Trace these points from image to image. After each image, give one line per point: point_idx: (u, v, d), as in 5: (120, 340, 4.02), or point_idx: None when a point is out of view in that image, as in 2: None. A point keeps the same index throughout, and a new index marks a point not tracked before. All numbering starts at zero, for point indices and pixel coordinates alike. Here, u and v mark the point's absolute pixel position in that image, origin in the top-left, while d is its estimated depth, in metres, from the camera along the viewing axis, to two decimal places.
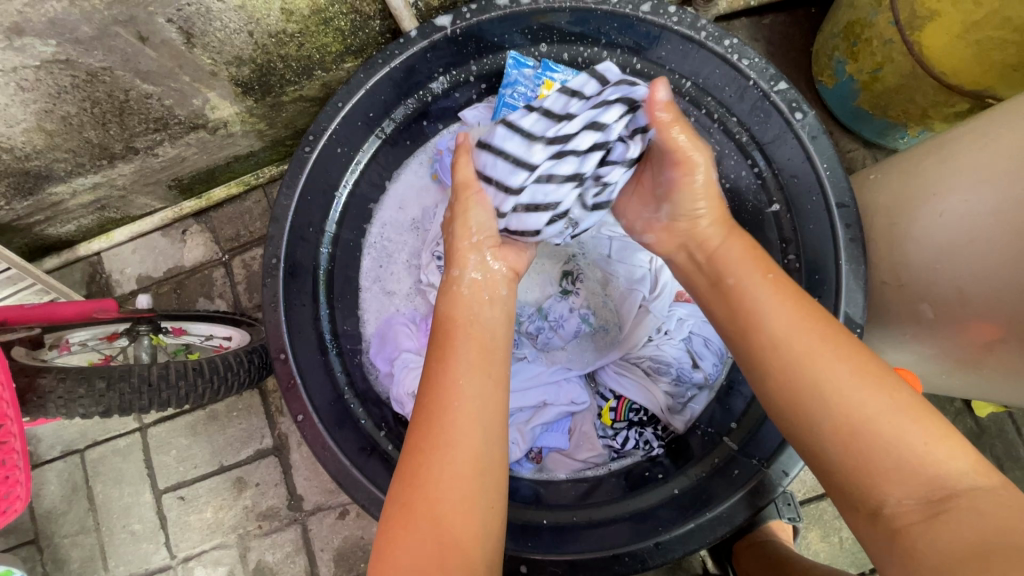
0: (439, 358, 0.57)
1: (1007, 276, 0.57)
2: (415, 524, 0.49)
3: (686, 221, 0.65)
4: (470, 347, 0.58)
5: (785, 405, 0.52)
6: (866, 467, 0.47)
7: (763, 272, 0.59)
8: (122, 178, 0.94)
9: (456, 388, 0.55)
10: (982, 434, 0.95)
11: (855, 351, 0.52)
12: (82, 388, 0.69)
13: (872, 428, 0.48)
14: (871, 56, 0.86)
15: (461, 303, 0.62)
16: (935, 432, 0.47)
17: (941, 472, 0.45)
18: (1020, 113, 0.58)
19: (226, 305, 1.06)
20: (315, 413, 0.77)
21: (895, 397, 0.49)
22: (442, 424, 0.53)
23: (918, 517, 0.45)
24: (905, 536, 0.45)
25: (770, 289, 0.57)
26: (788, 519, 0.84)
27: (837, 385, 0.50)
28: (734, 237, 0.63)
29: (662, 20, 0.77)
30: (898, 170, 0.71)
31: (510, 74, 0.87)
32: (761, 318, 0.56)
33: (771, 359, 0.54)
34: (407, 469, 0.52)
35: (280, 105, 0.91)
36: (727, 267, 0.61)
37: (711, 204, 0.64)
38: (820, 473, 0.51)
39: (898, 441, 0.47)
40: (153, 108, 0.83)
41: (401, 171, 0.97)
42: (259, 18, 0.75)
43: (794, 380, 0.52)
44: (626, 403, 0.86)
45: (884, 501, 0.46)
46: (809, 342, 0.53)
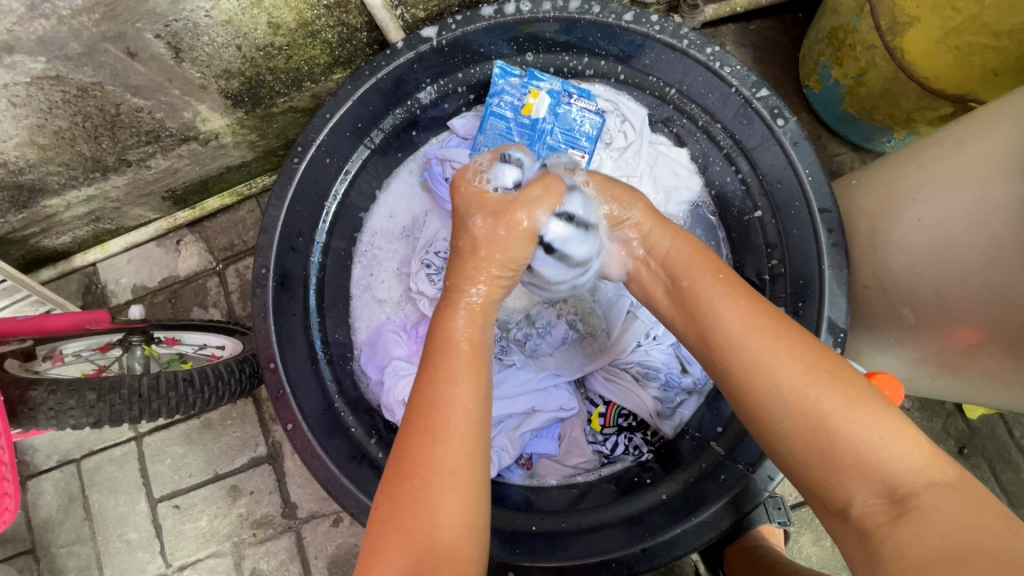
0: (438, 370, 0.55)
1: (982, 277, 0.57)
2: (406, 540, 0.49)
3: (630, 226, 0.66)
4: (470, 359, 0.56)
5: (746, 404, 0.53)
6: (831, 466, 0.48)
7: (715, 274, 0.59)
8: (116, 190, 0.95)
9: (459, 406, 0.53)
10: (974, 436, 0.95)
11: (807, 350, 0.52)
12: (72, 400, 0.70)
13: (829, 427, 0.48)
14: (855, 61, 0.87)
15: (465, 316, 0.59)
16: (893, 426, 0.48)
17: (900, 469, 0.46)
18: (991, 118, 0.59)
19: (220, 315, 1.07)
20: (304, 422, 0.77)
21: (849, 392, 0.49)
22: (440, 441, 0.51)
23: (884, 518, 0.45)
24: (874, 536, 0.45)
25: (721, 291, 0.58)
26: (778, 522, 0.84)
27: (796, 384, 0.50)
28: (680, 240, 0.63)
29: (644, 29, 0.77)
30: (877, 177, 0.72)
31: (497, 84, 0.88)
32: (717, 322, 0.56)
33: (732, 363, 0.54)
34: (401, 485, 0.51)
35: (270, 117, 0.92)
36: (681, 273, 0.61)
37: (638, 206, 0.66)
38: (789, 471, 0.52)
39: (856, 438, 0.47)
40: (145, 122, 0.84)
41: (391, 179, 0.98)
42: (247, 32, 0.76)
43: (752, 382, 0.52)
44: (614, 409, 0.87)
45: (849, 501, 0.47)
46: (764, 342, 0.53)
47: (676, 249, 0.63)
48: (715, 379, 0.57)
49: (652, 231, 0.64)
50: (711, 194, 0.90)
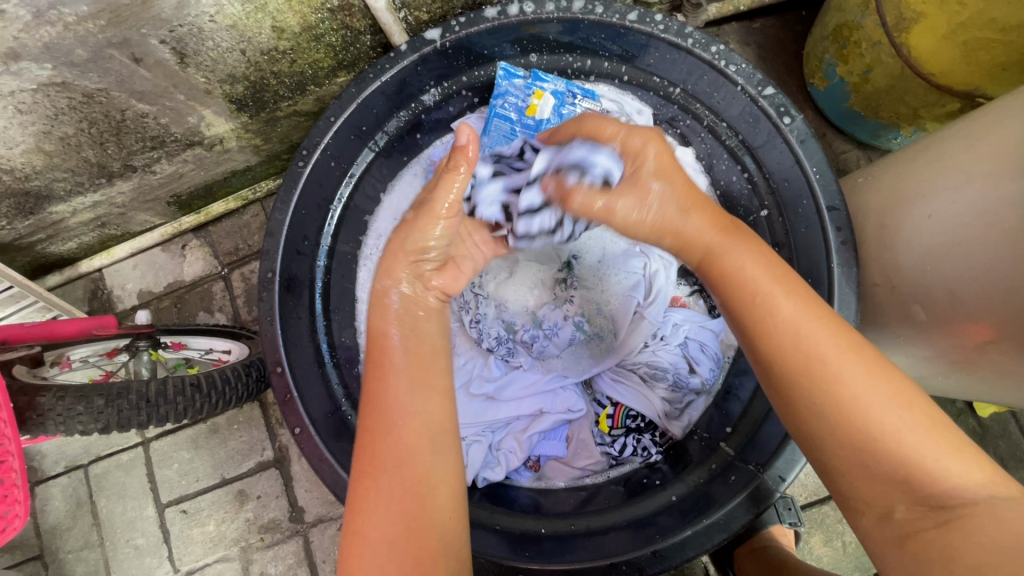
0: (371, 375, 0.57)
1: (998, 276, 0.57)
2: (370, 539, 0.49)
3: (671, 232, 0.59)
4: (397, 355, 0.57)
5: (823, 438, 0.49)
6: (874, 476, 0.47)
7: (770, 275, 0.54)
8: (122, 196, 0.96)
9: (389, 401, 0.54)
10: (986, 435, 0.95)
11: (885, 375, 0.48)
12: (81, 406, 0.70)
13: (909, 457, 0.46)
14: (861, 58, 0.87)
15: (396, 318, 0.60)
16: (944, 438, 0.46)
17: (962, 486, 0.44)
18: (1002, 114, 0.59)
19: (226, 319, 1.07)
20: (312, 426, 0.77)
21: (924, 417, 0.47)
22: (384, 438, 0.53)
23: (928, 524, 0.44)
24: (915, 540, 0.45)
25: (790, 312, 0.51)
26: (789, 523, 0.84)
27: (857, 398, 0.47)
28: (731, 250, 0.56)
29: (648, 28, 0.77)
30: (888, 172, 0.71)
31: (501, 85, 0.88)
32: (788, 349, 0.50)
33: (806, 398, 0.50)
34: (358, 487, 0.52)
35: (275, 120, 0.93)
36: (728, 269, 0.55)
37: (673, 190, 0.58)
38: (826, 474, 0.51)
39: (910, 454, 0.46)
40: (150, 127, 0.84)
41: (395, 182, 0.96)
42: (251, 36, 0.76)
43: (832, 416, 0.48)
44: (623, 410, 0.85)
45: (891, 506, 0.46)
46: (841, 372, 0.48)
47: (720, 249, 0.57)
48: (783, 405, 0.52)
49: (696, 227, 0.58)
50: (717, 193, 0.88)
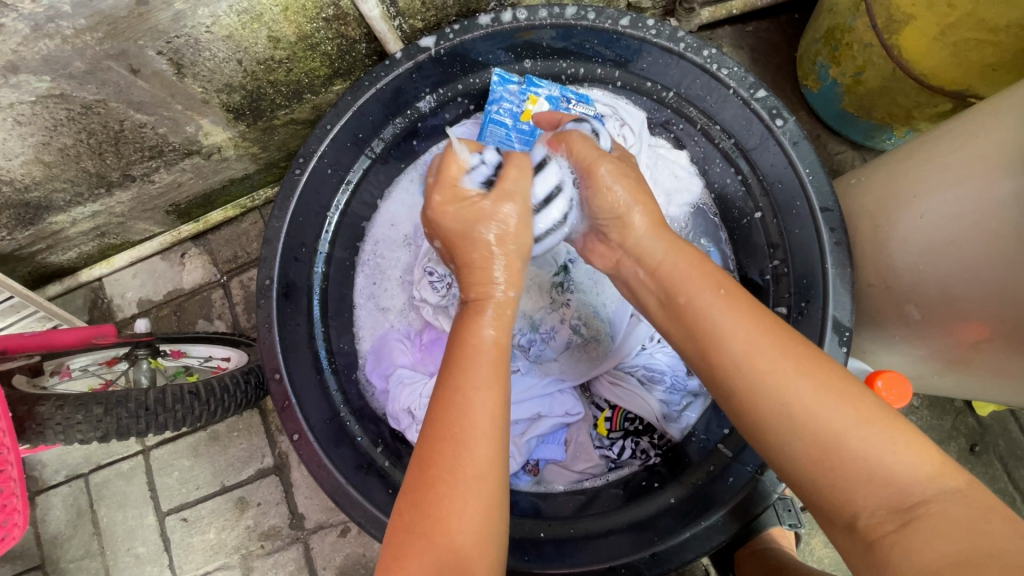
0: (452, 371, 0.53)
1: (988, 277, 0.57)
2: (435, 550, 0.46)
3: (628, 218, 0.66)
4: (488, 359, 0.54)
5: (754, 425, 0.51)
6: (836, 479, 0.47)
7: (714, 288, 0.57)
8: (121, 206, 0.97)
9: (476, 401, 0.50)
10: (985, 434, 0.95)
11: (815, 368, 0.50)
12: (80, 414, 0.70)
13: (840, 445, 0.46)
14: (853, 60, 0.87)
15: (492, 321, 0.58)
16: (903, 438, 0.46)
17: (910, 482, 0.45)
18: (983, 119, 0.59)
19: (225, 326, 1.08)
20: (310, 432, 0.77)
21: (858, 408, 0.47)
22: (465, 439, 0.49)
23: (891, 527, 0.44)
24: (881, 547, 0.44)
25: (722, 306, 0.55)
26: (789, 525, 0.82)
27: (809, 397, 0.48)
28: (675, 254, 0.62)
29: (640, 33, 0.78)
30: (878, 176, 0.72)
31: (495, 91, 0.89)
32: (719, 340, 0.54)
33: (738, 384, 0.52)
34: (426, 488, 0.48)
35: (271, 129, 0.94)
36: (674, 274, 0.61)
37: (627, 186, 0.66)
38: (794, 484, 0.50)
39: (866, 453, 0.46)
40: (148, 137, 0.85)
41: (393, 188, 0.98)
42: (247, 46, 0.76)
43: (759, 402, 0.50)
44: (621, 412, 0.86)
45: (857, 513, 0.46)
46: (767, 360, 0.51)
47: (670, 260, 0.62)
48: (719, 393, 0.55)
49: (648, 238, 0.65)
50: (712, 194, 0.90)
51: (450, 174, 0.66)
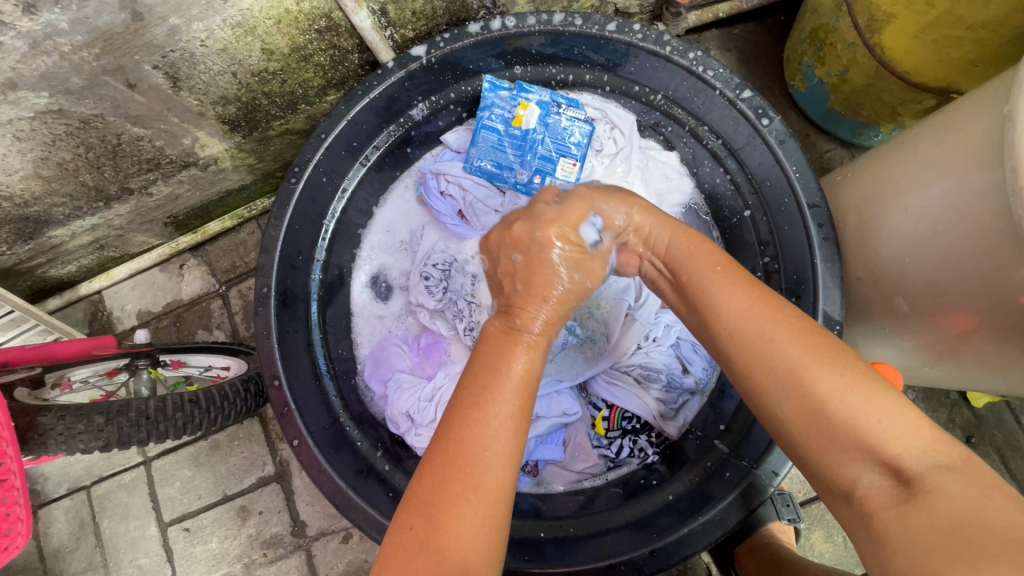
0: (483, 390, 0.51)
1: (968, 262, 0.57)
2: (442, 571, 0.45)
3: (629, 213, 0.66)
4: (521, 386, 0.52)
5: (749, 392, 0.53)
6: (829, 445, 0.48)
7: (711, 265, 0.58)
8: (120, 219, 0.99)
9: (505, 427, 0.50)
10: (981, 425, 0.95)
11: (805, 336, 0.50)
12: (82, 424, 0.71)
13: (829, 412, 0.47)
14: (837, 59, 0.89)
15: (523, 355, 0.55)
16: (895, 404, 0.46)
17: (900, 453, 0.45)
18: (960, 112, 0.60)
19: (225, 336, 1.09)
20: (310, 438, 0.78)
21: (845, 374, 0.48)
22: (489, 462, 0.48)
23: (890, 502, 0.44)
24: (877, 519, 0.45)
25: (719, 281, 0.57)
26: (788, 521, 0.83)
27: (800, 363, 0.49)
28: (676, 233, 0.63)
29: (628, 38, 0.79)
30: (861, 173, 0.73)
31: (487, 97, 0.90)
32: (715, 311, 0.55)
33: (734, 353, 0.53)
34: (442, 501, 0.47)
35: (267, 139, 0.96)
36: (680, 250, 0.62)
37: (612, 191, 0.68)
38: (793, 453, 0.51)
39: (854, 419, 0.46)
40: (145, 150, 0.86)
41: (388, 196, 0.99)
42: (241, 58, 0.77)
43: (752, 369, 0.52)
44: (619, 411, 0.87)
45: (855, 482, 0.47)
46: (760, 328, 0.52)
47: (676, 239, 0.63)
48: (719, 360, 0.56)
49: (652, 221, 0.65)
50: (703, 194, 0.92)
51: (575, 213, 0.63)
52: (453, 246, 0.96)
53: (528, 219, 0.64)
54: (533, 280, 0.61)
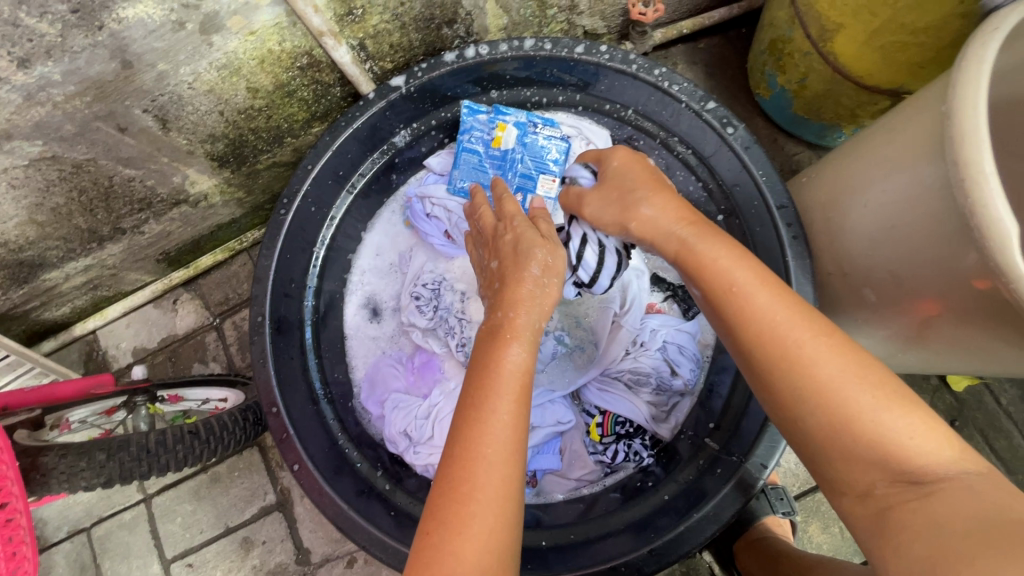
0: (478, 394, 0.54)
1: (922, 258, 0.60)
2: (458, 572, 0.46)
3: (644, 215, 0.67)
4: (514, 381, 0.55)
5: (775, 403, 0.55)
6: (850, 453, 0.50)
7: (732, 280, 0.58)
8: (113, 258, 1.00)
9: (502, 424, 0.52)
10: (963, 408, 0.98)
11: (844, 351, 0.52)
12: (84, 462, 0.71)
13: (862, 425, 0.50)
14: (796, 67, 0.94)
15: (520, 345, 0.58)
16: (920, 423, 0.49)
17: (928, 464, 0.48)
18: (912, 110, 0.62)
19: (221, 368, 1.11)
20: (310, 462, 0.79)
21: (881, 391, 0.50)
22: (492, 459, 0.51)
23: (908, 498, 0.47)
24: (895, 512, 0.47)
25: (752, 294, 0.57)
26: (783, 514, 0.87)
27: (832, 382, 0.51)
28: (689, 230, 0.64)
29: (595, 58, 0.84)
30: (825, 173, 0.76)
31: (466, 121, 0.94)
32: (744, 326, 0.56)
33: (766, 366, 0.55)
34: (455, 498, 0.49)
35: (255, 173, 0.99)
36: (704, 257, 0.61)
37: (617, 186, 0.71)
38: (807, 455, 0.54)
39: (886, 434, 0.49)
40: (137, 190, 0.89)
41: (375, 221, 1.02)
42: (228, 98, 0.80)
43: (783, 383, 0.53)
44: (611, 417, 0.89)
45: (871, 484, 0.49)
46: (795, 345, 0.53)
47: (698, 245, 0.63)
48: (745, 370, 0.58)
49: (676, 226, 0.65)
50: None
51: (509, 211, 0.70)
52: (441, 265, 0.99)
53: (485, 237, 0.71)
54: (508, 273, 0.64)
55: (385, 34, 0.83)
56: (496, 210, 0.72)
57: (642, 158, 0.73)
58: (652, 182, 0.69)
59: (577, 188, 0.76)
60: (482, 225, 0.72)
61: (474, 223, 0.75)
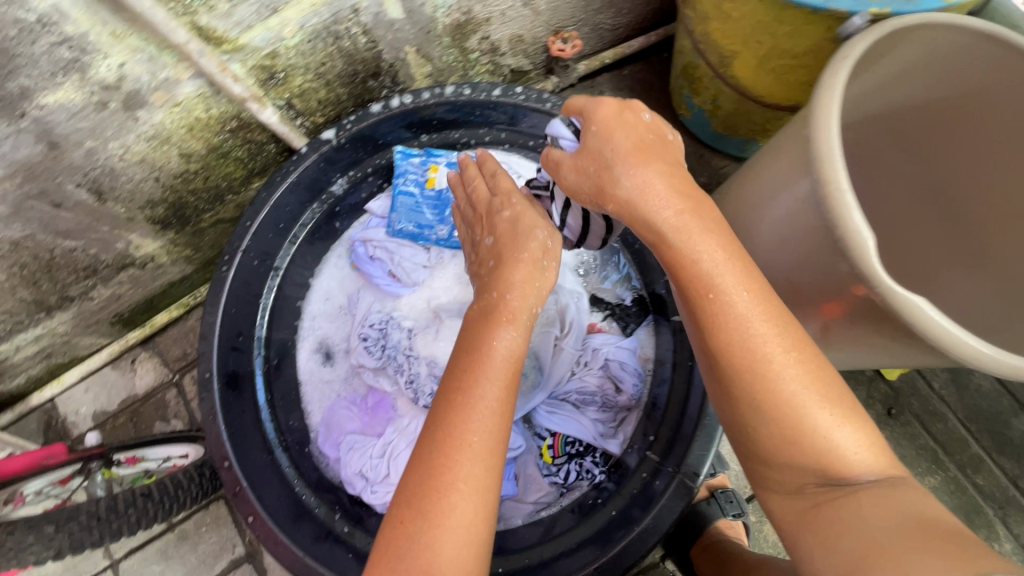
0: (466, 376, 0.56)
1: (808, 272, 0.66)
2: (437, 567, 0.48)
3: (632, 193, 0.58)
4: (504, 366, 0.58)
5: (731, 403, 0.56)
6: (790, 460, 0.53)
7: (713, 284, 0.55)
8: (63, 325, 1.01)
9: (489, 410, 0.54)
10: (898, 397, 1.03)
11: (807, 367, 0.53)
12: (32, 536, 0.79)
13: (812, 437, 0.51)
14: (707, 90, 1.00)
15: (508, 331, 0.60)
16: (865, 439, 0.52)
17: (861, 473, 0.51)
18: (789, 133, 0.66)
19: (183, 423, 1.12)
20: (265, 513, 0.80)
21: (836, 409, 0.52)
22: (476, 450, 0.52)
23: (835, 494, 0.51)
24: (824, 506, 0.51)
25: (734, 301, 0.54)
26: (733, 516, 0.91)
27: (795, 397, 0.52)
28: (676, 217, 0.56)
29: (512, 99, 0.91)
30: (732, 190, 0.82)
31: (400, 165, 0.98)
32: (718, 332, 0.54)
33: (732, 369, 0.54)
34: (432, 490, 0.50)
35: (200, 231, 1.02)
36: (690, 255, 0.56)
37: (601, 159, 0.60)
38: (749, 452, 0.57)
39: (832, 447, 0.51)
40: (80, 259, 0.91)
41: (322, 266, 1.05)
42: (161, 165, 0.83)
43: (745, 389, 0.53)
44: (561, 438, 0.92)
45: (803, 484, 0.53)
46: (765, 355, 0.52)
47: (686, 239, 0.56)
48: (710, 365, 0.57)
49: (665, 214, 0.57)
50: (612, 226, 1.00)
51: (504, 186, 0.74)
52: (388, 304, 1.01)
53: (479, 212, 0.74)
54: (505, 250, 0.68)
55: (311, 92, 0.87)
56: (490, 186, 0.76)
57: (638, 119, 0.62)
58: (642, 151, 0.59)
59: (557, 152, 0.65)
60: (476, 199, 0.76)
61: (467, 193, 0.78)
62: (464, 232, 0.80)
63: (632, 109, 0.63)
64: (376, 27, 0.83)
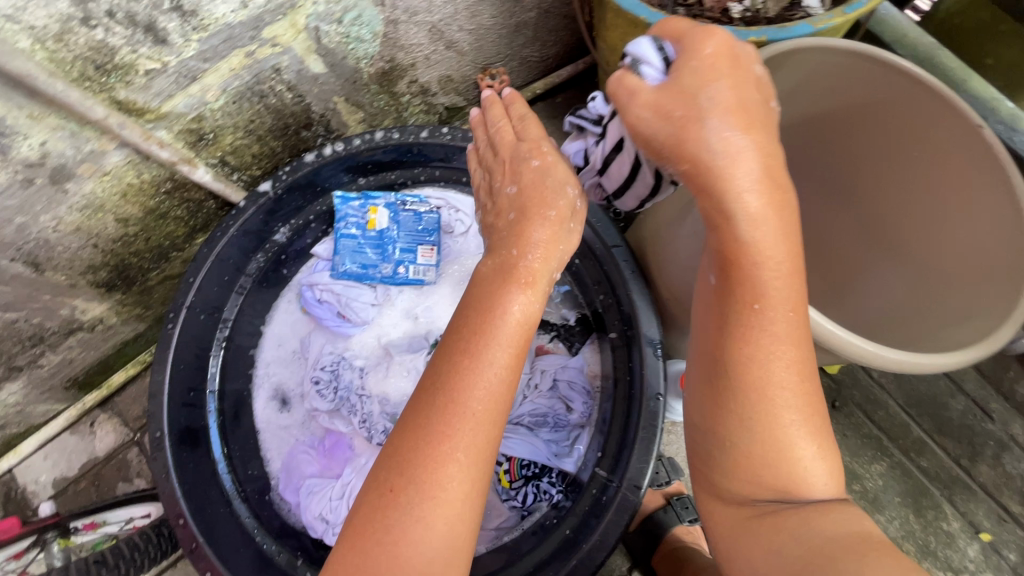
0: (476, 339, 0.57)
1: None
2: (424, 543, 0.49)
3: (719, 162, 0.51)
4: (515, 332, 0.58)
5: (718, 404, 0.56)
6: (755, 477, 0.55)
7: (762, 295, 0.53)
8: (14, 395, 1.01)
9: (498, 378, 0.55)
10: (841, 388, 1.07)
11: (807, 397, 0.53)
12: None
13: (786, 459, 0.53)
14: None
15: (522, 299, 0.60)
16: (832, 470, 0.54)
17: (815, 496, 0.53)
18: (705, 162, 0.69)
19: (146, 482, 1.11)
20: (223, 567, 0.80)
21: (818, 437, 0.53)
22: (476, 429, 0.53)
23: (776, 508, 0.53)
24: (770, 517, 0.53)
25: (773, 315, 0.52)
26: (690, 521, 0.94)
27: (790, 426, 0.53)
28: (755, 208, 0.51)
29: (440, 139, 0.96)
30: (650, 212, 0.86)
31: (339, 210, 1.01)
32: (753, 339, 0.53)
33: (744, 372, 0.53)
34: (430, 455, 0.51)
35: (148, 289, 1.03)
36: (754, 258, 0.52)
37: (700, 109, 0.51)
38: (712, 460, 0.58)
39: (801, 470, 0.53)
40: (24, 329, 0.91)
41: (273, 312, 1.06)
42: (98, 231, 0.85)
43: (748, 394, 0.53)
44: (516, 463, 0.94)
45: (754, 498, 0.55)
46: (779, 376, 0.53)
47: (759, 234, 0.51)
48: (715, 356, 0.56)
49: (749, 201, 0.51)
50: None
51: (533, 133, 0.75)
52: (339, 345, 1.03)
53: (503, 155, 0.75)
54: (531, 204, 0.69)
55: (244, 148, 0.90)
56: (516, 130, 0.76)
57: (751, 73, 0.53)
58: (741, 114, 0.51)
59: (634, 80, 0.54)
60: (500, 140, 0.76)
61: (489, 135, 0.79)
62: (480, 175, 0.80)
63: (745, 53, 0.54)
64: (300, 82, 0.87)
